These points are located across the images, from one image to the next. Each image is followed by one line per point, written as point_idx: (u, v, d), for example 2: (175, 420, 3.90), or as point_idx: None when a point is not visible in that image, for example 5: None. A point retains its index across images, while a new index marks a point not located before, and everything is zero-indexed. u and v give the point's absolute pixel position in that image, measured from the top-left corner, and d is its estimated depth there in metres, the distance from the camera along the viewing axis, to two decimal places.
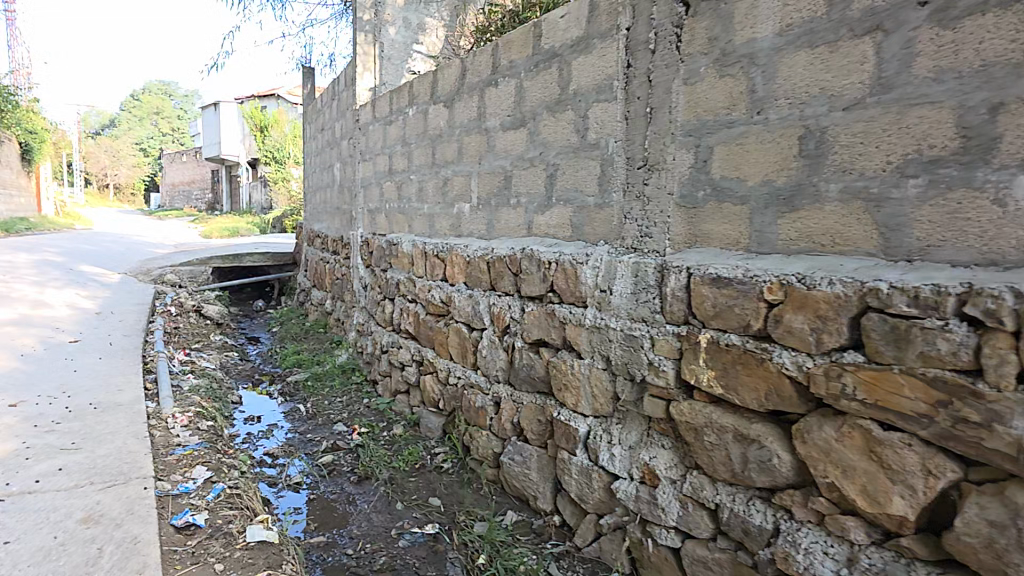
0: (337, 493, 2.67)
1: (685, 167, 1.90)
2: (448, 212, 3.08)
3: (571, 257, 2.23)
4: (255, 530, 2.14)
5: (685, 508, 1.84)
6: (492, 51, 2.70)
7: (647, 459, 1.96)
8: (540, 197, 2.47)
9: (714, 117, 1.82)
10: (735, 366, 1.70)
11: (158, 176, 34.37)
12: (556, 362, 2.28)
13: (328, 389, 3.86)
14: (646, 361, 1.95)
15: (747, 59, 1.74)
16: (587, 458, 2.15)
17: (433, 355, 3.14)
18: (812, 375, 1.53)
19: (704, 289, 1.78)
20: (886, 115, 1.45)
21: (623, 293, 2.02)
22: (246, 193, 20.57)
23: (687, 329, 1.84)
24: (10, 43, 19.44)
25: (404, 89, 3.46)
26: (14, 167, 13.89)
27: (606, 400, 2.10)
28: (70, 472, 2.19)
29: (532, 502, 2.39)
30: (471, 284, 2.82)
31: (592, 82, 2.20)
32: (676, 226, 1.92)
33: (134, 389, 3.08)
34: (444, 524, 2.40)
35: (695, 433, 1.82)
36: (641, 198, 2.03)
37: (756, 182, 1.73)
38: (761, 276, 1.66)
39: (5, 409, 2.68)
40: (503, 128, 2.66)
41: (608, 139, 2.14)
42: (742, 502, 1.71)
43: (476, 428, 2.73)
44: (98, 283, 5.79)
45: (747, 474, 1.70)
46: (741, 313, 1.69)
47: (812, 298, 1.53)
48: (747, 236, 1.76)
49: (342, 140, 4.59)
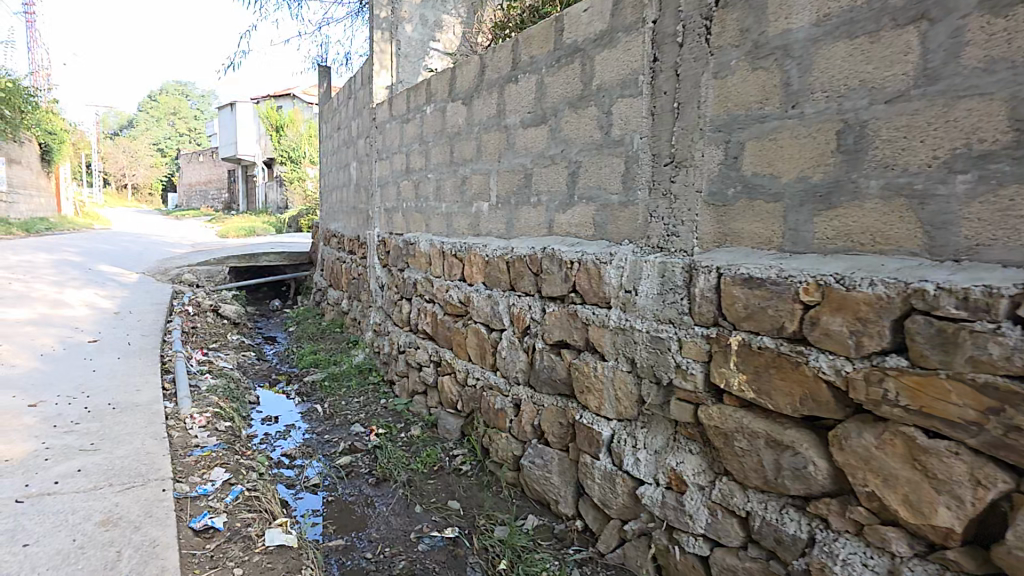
0: (355, 495, 2.66)
1: (714, 164, 1.84)
2: (466, 211, 3.06)
3: (594, 257, 2.19)
4: (273, 534, 2.14)
5: (713, 515, 1.79)
6: (512, 47, 2.67)
7: (673, 465, 1.92)
8: (562, 195, 2.43)
9: (745, 112, 1.77)
10: (768, 370, 1.64)
11: (174, 176, 34.99)
12: (578, 364, 2.25)
13: (345, 389, 3.87)
14: (673, 364, 1.90)
15: (781, 51, 1.68)
16: (611, 462, 2.11)
17: (451, 356, 3.13)
18: (852, 380, 1.47)
19: (735, 290, 1.73)
20: (931, 108, 1.39)
21: (649, 294, 1.98)
22: (261, 193, 20.89)
23: (716, 331, 1.78)
24: (32, 46, 19.97)
25: (421, 87, 3.44)
26: (35, 168, 14.26)
27: (630, 403, 2.06)
28: (89, 473, 2.21)
29: (553, 506, 2.35)
30: (490, 284, 2.80)
31: (617, 77, 2.15)
32: (704, 225, 1.87)
33: (152, 389, 3.10)
34: (463, 528, 2.37)
35: (724, 438, 1.77)
36: (668, 195, 1.98)
37: (790, 178, 1.67)
38: (796, 276, 1.60)
39: (26, 409, 2.72)
40: (523, 125, 2.62)
41: (633, 135, 2.10)
42: (774, 510, 1.66)
43: (495, 430, 2.71)
44: (117, 283, 5.88)
45: (780, 481, 1.64)
46: (775, 315, 1.63)
47: (851, 300, 1.47)
48: (781, 235, 1.70)
49: (358, 139, 4.59)
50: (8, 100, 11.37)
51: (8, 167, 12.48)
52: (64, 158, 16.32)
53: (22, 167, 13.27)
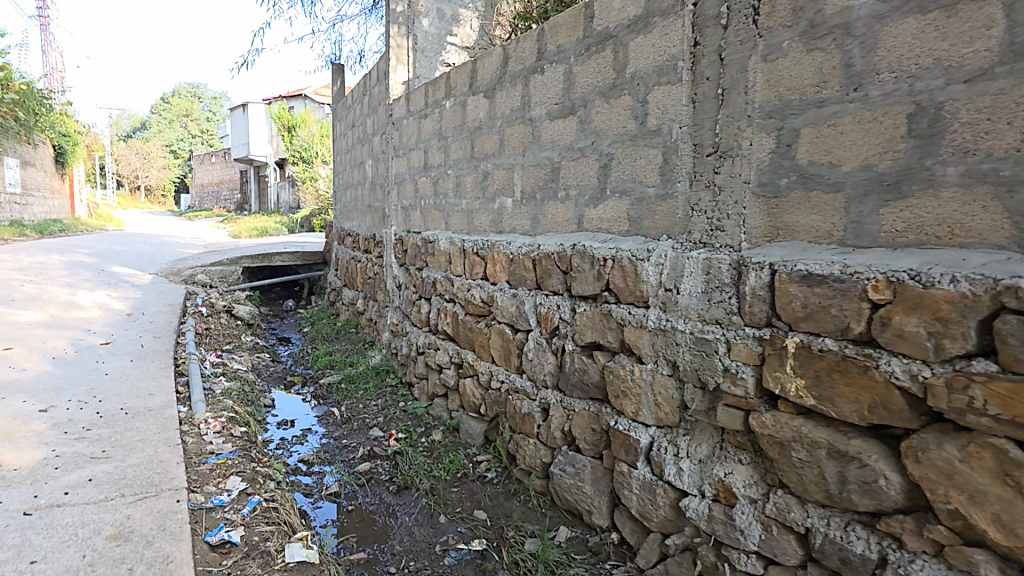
0: (376, 504, 2.55)
1: (764, 153, 1.72)
2: (488, 207, 2.96)
3: (630, 254, 2.07)
4: (294, 549, 2.05)
5: (767, 531, 1.66)
6: (537, 36, 2.56)
7: (721, 476, 1.79)
8: (593, 189, 2.31)
9: (799, 97, 1.64)
10: (832, 375, 1.51)
11: (184, 178, 35.41)
12: (613, 367, 2.13)
13: (362, 392, 3.77)
14: (721, 368, 1.77)
15: (841, 30, 1.54)
16: (650, 472, 1.99)
17: (473, 357, 3.02)
18: (931, 387, 1.33)
19: (791, 288, 1.59)
20: (1019, 86, 1.25)
21: (693, 293, 1.86)
22: (273, 194, 21.03)
23: (770, 332, 1.65)
24: (45, 47, 20.29)
25: (440, 80, 3.35)
26: (48, 170, 14.48)
27: (671, 409, 1.94)
28: (100, 483, 2.12)
29: (585, 518, 2.23)
30: (515, 282, 2.68)
31: (653, 65, 2.04)
32: (754, 218, 1.74)
33: (165, 393, 3.03)
34: (491, 540, 2.26)
35: (780, 447, 1.64)
36: (711, 187, 1.85)
37: (853, 167, 1.53)
38: (863, 272, 1.46)
39: (37, 415, 2.66)
40: (550, 117, 2.51)
41: (671, 125, 1.98)
42: (838, 528, 1.52)
43: (522, 435, 2.59)
44: (130, 284, 5.87)
45: (845, 496, 1.51)
46: (839, 315, 1.49)
47: (929, 298, 1.34)
48: (843, 228, 1.55)
49: (373, 137, 4.52)
50: (23, 103, 11.49)
51: (23, 169, 12.67)
52: (77, 161, 16.59)
53: (36, 170, 13.48)
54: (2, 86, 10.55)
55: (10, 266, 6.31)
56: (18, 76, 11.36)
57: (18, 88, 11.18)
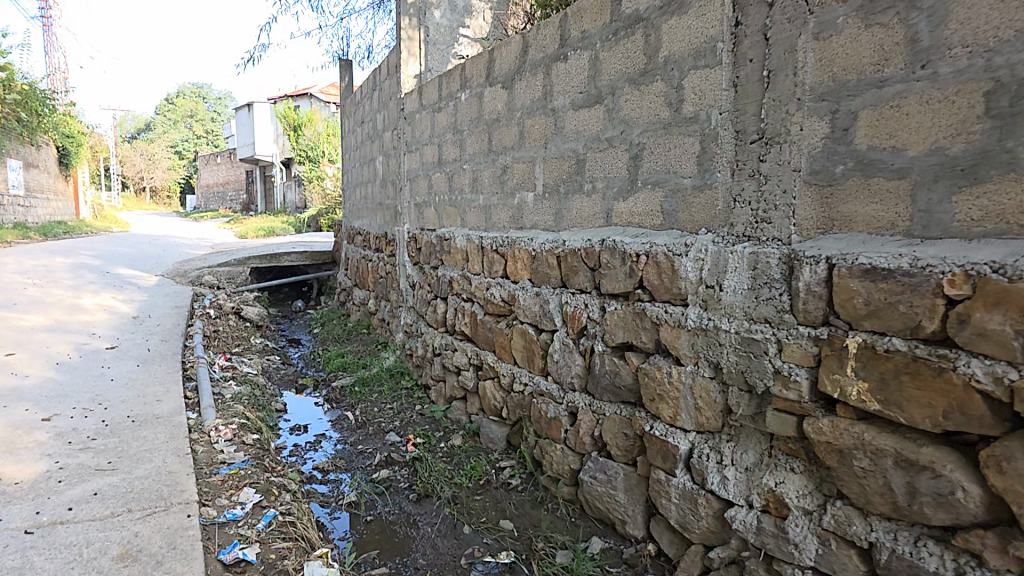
0: (395, 514, 2.45)
1: (817, 138, 1.57)
2: (508, 202, 2.84)
3: (666, 249, 1.95)
4: (313, 568, 1.93)
5: (825, 545, 1.55)
6: (559, 21, 2.44)
7: (771, 485, 1.67)
8: (622, 181, 2.19)
9: (856, 77, 1.49)
10: (899, 378, 1.38)
11: (189, 180, 35.49)
12: (647, 369, 2.01)
13: (376, 395, 3.66)
14: (771, 370, 1.65)
15: (905, 1, 1.39)
16: (690, 480, 1.88)
17: (493, 359, 2.91)
18: (1019, 391, 1.20)
19: (852, 284, 1.47)
20: None
21: (738, 290, 1.73)
22: (280, 193, 20.98)
23: (828, 331, 1.53)
24: (47, 48, 20.32)
25: (454, 72, 3.24)
26: (52, 172, 14.48)
27: (714, 413, 1.82)
28: (106, 498, 2.02)
29: (618, 527, 2.13)
30: (538, 280, 2.57)
31: (688, 47, 1.90)
32: (805, 209, 1.61)
33: (173, 399, 2.92)
34: (520, 552, 2.15)
35: (839, 456, 1.51)
36: (756, 177, 1.71)
37: (920, 151, 1.39)
38: (936, 265, 1.33)
39: (39, 425, 2.55)
40: (574, 106, 2.39)
41: (710, 111, 1.85)
42: (906, 543, 1.40)
43: (547, 440, 2.48)
44: (136, 287, 5.78)
45: (916, 509, 1.38)
46: (908, 312, 1.37)
47: (1015, 292, 1.21)
48: (909, 217, 1.42)
49: (384, 133, 4.41)
50: (26, 103, 11.46)
51: (26, 171, 12.64)
52: (81, 163, 16.62)
53: (40, 172, 13.50)
54: (4, 86, 10.52)
55: (13, 270, 6.22)
56: (19, 77, 11.32)
57: (21, 89, 11.16)
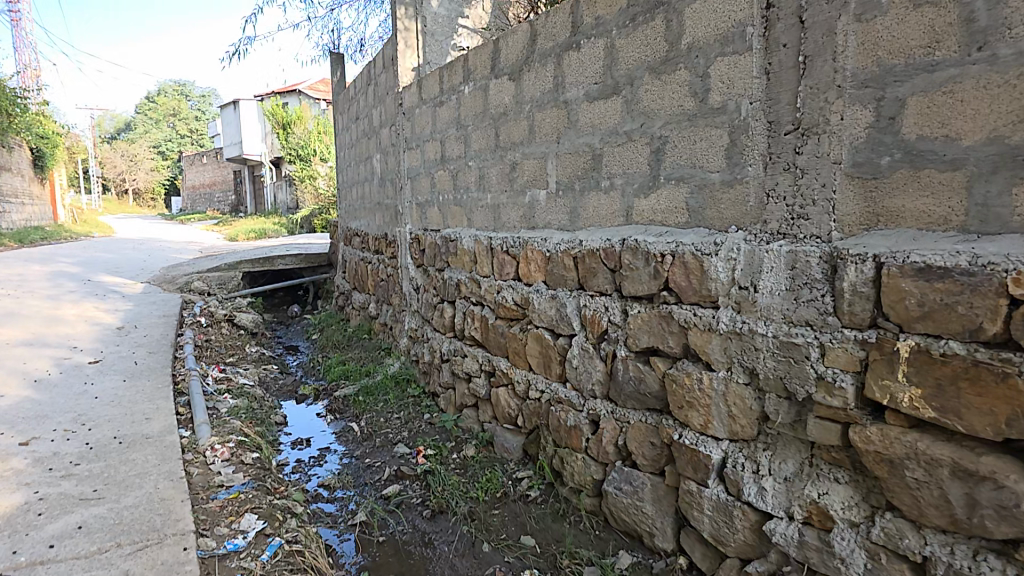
0: (408, 533, 2.33)
1: (860, 128, 1.46)
2: (518, 200, 2.71)
3: (693, 248, 1.85)
4: None
5: (874, 559, 1.46)
6: (571, 7, 2.30)
7: (814, 497, 1.58)
8: (643, 177, 2.07)
9: (903, 61, 1.39)
10: (957, 384, 1.30)
11: (174, 181, 34.58)
12: (675, 375, 1.92)
13: (383, 405, 3.51)
14: (813, 375, 1.56)
15: None
16: (725, 491, 1.78)
17: (506, 364, 2.79)
18: None
19: (904, 284, 1.37)
20: None
21: (775, 291, 1.63)
22: (270, 193, 20.50)
23: (877, 334, 1.43)
24: (19, 44, 19.52)
25: (455, 63, 3.09)
26: (28, 175, 13.94)
27: (749, 421, 1.73)
28: (92, 531, 1.87)
29: (646, 540, 2.04)
30: (553, 282, 2.45)
31: (714, 33, 1.79)
32: (848, 204, 1.50)
33: (164, 418, 2.74)
34: (544, 570, 2.05)
35: (889, 466, 1.42)
36: (791, 170, 1.61)
37: (976, 140, 1.30)
38: (999, 263, 1.24)
39: (17, 451, 2.37)
40: (589, 98, 2.26)
41: (739, 100, 1.73)
42: (965, 557, 1.31)
43: (567, 450, 2.37)
44: (120, 295, 5.54)
45: (976, 522, 1.30)
46: (967, 314, 1.28)
47: None
48: (964, 211, 1.33)
49: (380, 129, 4.23)
50: None
51: None
52: (57, 165, 16.02)
53: (14, 175, 12.96)
54: None
55: None
56: None
57: None
